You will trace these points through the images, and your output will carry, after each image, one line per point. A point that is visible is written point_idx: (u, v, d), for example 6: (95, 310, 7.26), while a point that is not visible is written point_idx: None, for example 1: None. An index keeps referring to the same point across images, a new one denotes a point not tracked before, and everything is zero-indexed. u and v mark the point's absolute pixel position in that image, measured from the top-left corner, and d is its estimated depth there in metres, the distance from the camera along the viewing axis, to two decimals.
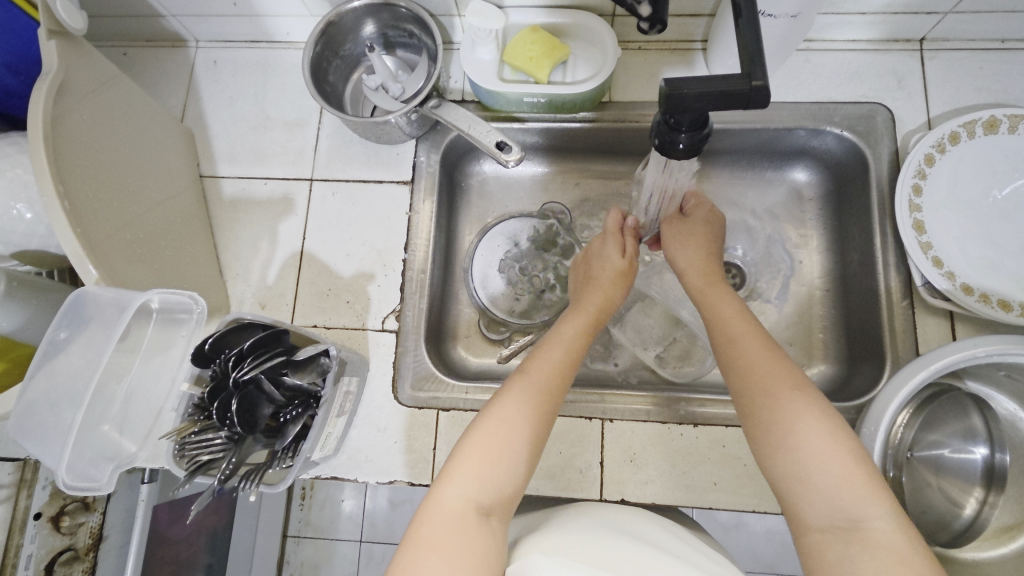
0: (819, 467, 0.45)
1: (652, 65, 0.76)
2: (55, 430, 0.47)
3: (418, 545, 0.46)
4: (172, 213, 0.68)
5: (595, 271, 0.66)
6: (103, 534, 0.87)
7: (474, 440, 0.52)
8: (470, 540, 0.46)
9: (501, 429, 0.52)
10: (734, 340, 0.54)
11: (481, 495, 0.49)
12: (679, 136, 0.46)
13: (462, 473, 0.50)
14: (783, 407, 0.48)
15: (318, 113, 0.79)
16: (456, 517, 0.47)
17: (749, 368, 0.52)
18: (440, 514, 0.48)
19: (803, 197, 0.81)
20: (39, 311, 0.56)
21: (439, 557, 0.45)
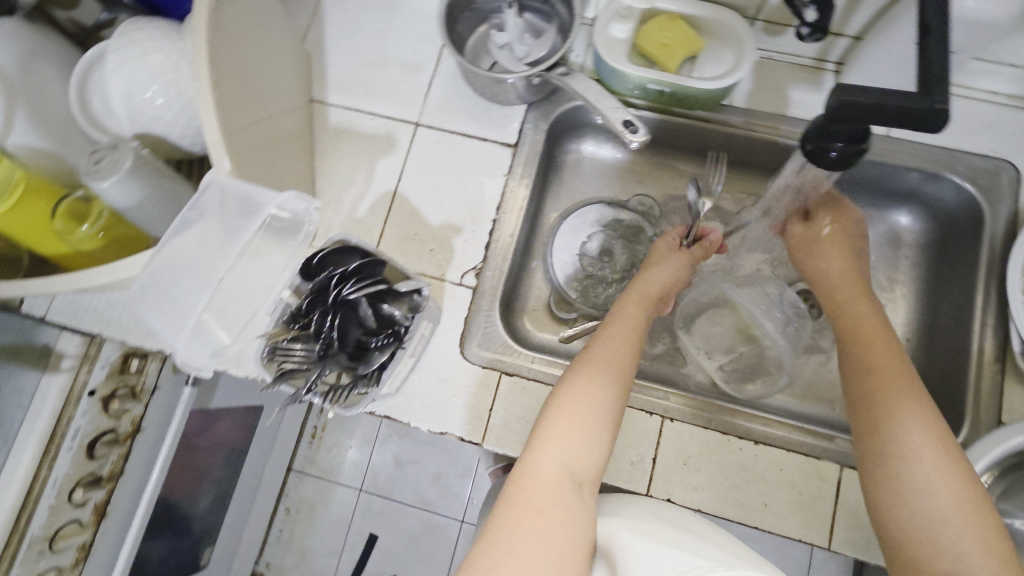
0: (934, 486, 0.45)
1: (779, 77, 0.74)
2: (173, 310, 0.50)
3: (523, 509, 0.45)
4: (284, 127, 0.69)
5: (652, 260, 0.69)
6: (142, 425, 0.90)
7: (557, 408, 0.51)
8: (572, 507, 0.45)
9: (581, 396, 0.52)
10: (872, 350, 0.55)
11: (576, 465, 0.48)
12: (834, 145, 0.45)
13: (555, 441, 0.49)
14: (908, 424, 0.49)
15: (436, 60, 0.79)
16: (553, 484, 0.47)
17: (887, 408, 0.51)
18: (542, 482, 0.47)
19: (901, 242, 0.79)
20: (155, 194, 0.57)
21: (545, 525, 0.44)
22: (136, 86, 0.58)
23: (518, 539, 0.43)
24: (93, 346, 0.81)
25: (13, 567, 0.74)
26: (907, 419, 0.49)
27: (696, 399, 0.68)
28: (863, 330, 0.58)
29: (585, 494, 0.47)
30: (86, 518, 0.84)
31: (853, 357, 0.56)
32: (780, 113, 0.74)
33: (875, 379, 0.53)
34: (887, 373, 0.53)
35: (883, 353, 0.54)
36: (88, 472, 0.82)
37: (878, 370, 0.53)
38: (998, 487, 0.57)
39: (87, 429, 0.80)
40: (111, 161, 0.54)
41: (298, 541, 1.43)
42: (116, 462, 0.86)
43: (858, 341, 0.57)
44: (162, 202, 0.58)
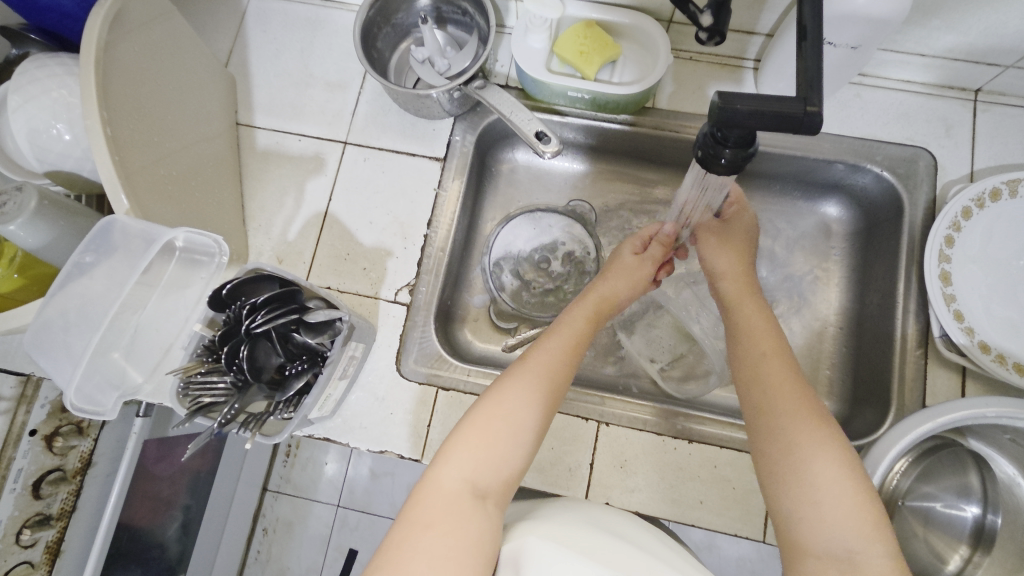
0: (824, 483, 0.45)
1: (701, 77, 0.75)
2: (69, 351, 0.48)
3: (413, 522, 0.45)
4: (205, 155, 0.68)
5: (608, 267, 0.67)
6: (93, 460, 0.89)
7: (470, 421, 0.51)
8: (465, 520, 0.45)
9: (502, 415, 0.51)
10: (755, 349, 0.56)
11: (479, 476, 0.48)
12: (723, 151, 0.45)
13: (459, 454, 0.49)
14: (783, 420, 0.49)
15: (361, 77, 0.79)
16: (454, 498, 0.47)
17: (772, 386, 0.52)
18: (439, 496, 0.47)
19: (831, 232, 0.80)
20: (65, 233, 0.57)
21: (436, 537, 0.44)
22: (40, 125, 0.57)
23: (406, 552, 0.43)
24: (31, 385, 0.79)
25: None
26: (792, 420, 0.49)
27: (633, 401, 0.68)
28: (748, 329, 0.58)
29: (489, 505, 0.47)
30: (38, 558, 0.83)
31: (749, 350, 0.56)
32: (703, 112, 0.74)
33: (764, 385, 0.52)
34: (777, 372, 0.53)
35: (773, 363, 0.54)
36: (35, 512, 0.81)
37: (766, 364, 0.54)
38: (917, 468, 0.58)
39: (30, 469, 0.79)
40: (14, 204, 0.53)
41: (275, 562, 1.43)
42: (65, 499, 0.85)
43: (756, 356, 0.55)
44: (75, 240, 0.58)
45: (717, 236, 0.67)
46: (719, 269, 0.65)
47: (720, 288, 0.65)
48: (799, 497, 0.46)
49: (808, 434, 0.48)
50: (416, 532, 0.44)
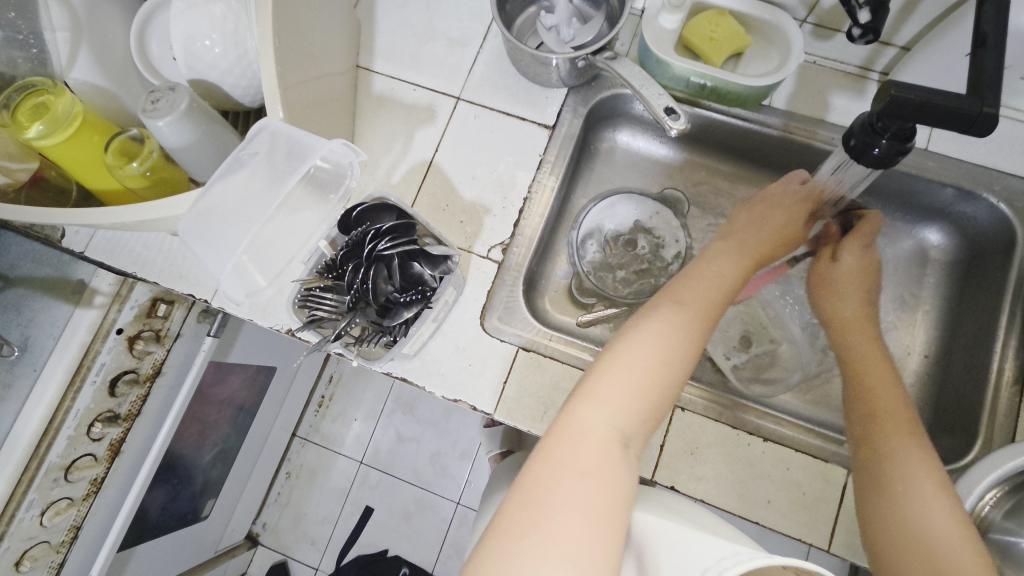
0: (940, 524, 0.45)
1: (822, 82, 0.74)
2: (217, 244, 0.51)
3: (555, 461, 0.42)
4: (330, 88, 0.71)
5: (764, 201, 0.67)
6: (163, 370, 0.92)
7: (615, 369, 0.48)
8: (613, 466, 0.42)
9: (641, 364, 0.48)
10: (874, 395, 0.57)
11: (625, 426, 0.45)
12: (879, 141, 0.46)
13: (607, 400, 0.46)
14: (909, 464, 0.50)
15: (482, 38, 0.80)
16: (601, 442, 0.44)
17: (885, 434, 0.53)
18: (584, 439, 0.44)
19: (928, 259, 0.79)
20: (204, 138, 0.59)
21: (584, 478, 0.41)
22: (196, 34, 0.60)
23: (552, 492, 0.40)
24: (126, 287, 0.82)
25: (29, 491, 0.77)
26: (907, 474, 0.50)
27: (710, 391, 0.68)
28: (867, 371, 0.59)
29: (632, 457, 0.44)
30: (102, 453, 0.86)
31: (870, 390, 0.57)
32: (821, 117, 0.73)
33: (880, 440, 0.53)
34: (903, 420, 0.54)
35: (891, 408, 0.55)
36: (107, 408, 0.84)
37: (889, 409, 0.55)
38: (1009, 503, 0.56)
39: (111, 366, 0.82)
40: (167, 102, 0.56)
41: (295, 506, 1.46)
42: (133, 402, 0.89)
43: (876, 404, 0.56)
44: (210, 146, 0.60)
45: (829, 284, 0.68)
46: (836, 312, 0.66)
47: (840, 329, 0.65)
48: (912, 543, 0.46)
49: (920, 488, 0.48)
50: (563, 470, 0.41)
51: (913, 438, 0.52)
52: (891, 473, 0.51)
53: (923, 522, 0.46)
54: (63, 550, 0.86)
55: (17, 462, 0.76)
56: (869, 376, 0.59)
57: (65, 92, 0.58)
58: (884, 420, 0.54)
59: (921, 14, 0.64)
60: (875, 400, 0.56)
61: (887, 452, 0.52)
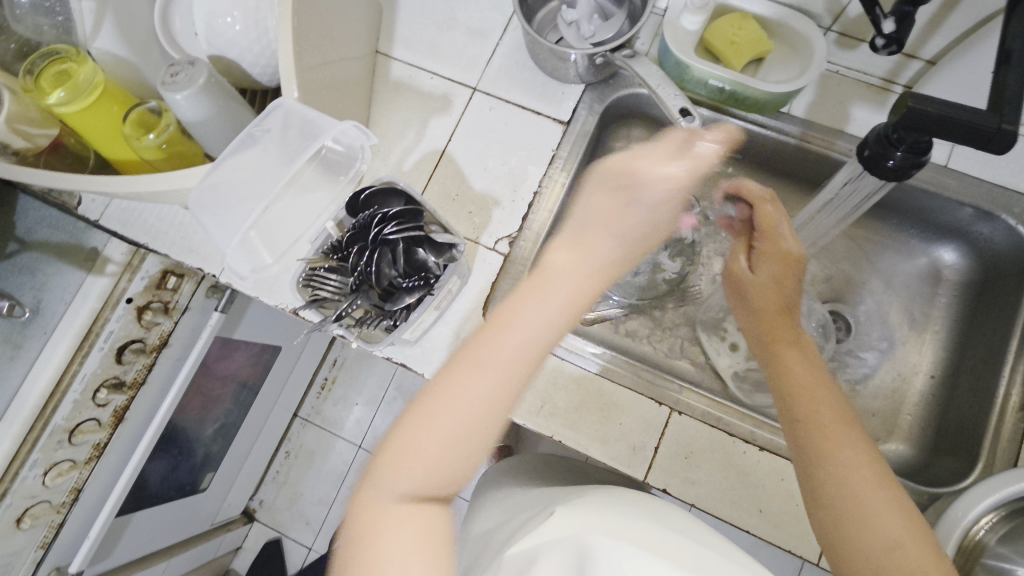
0: (885, 525, 0.44)
1: (843, 93, 0.73)
2: (227, 221, 0.52)
3: (368, 509, 0.41)
4: (347, 71, 0.71)
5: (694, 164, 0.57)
6: (169, 341, 0.94)
7: (433, 396, 0.44)
8: (428, 513, 0.41)
9: (468, 389, 0.44)
10: (808, 399, 0.53)
11: (450, 459, 0.43)
12: (893, 153, 0.46)
13: (421, 435, 0.43)
14: (844, 469, 0.48)
15: (502, 30, 0.80)
16: (410, 485, 0.42)
17: (822, 448, 0.50)
18: (394, 483, 0.42)
19: (941, 278, 0.77)
20: (220, 114, 0.60)
21: (393, 532, 0.40)
22: (218, 10, 0.61)
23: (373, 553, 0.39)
24: (137, 257, 0.83)
25: (33, 451, 0.79)
26: (854, 481, 0.47)
27: (708, 397, 0.67)
28: (791, 371, 0.56)
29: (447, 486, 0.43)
30: (105, 419, 0.88)
31: (795, 397, 0.54)
32: (839, 128, 0.73)
33: (815, 454, 0.50)
34: (824, 412, 0.52)
35: (824, 415, 0.51)
36: (112, 375, 0.85)
37: (808, 404, 0.53)
38: (1004, 527, 0.55)
39: (119, 334, 0.83)
40: (186, 75, 0.57)
41: (292, 485, 1.48)
42: (139, 371, 0.90)
43: (811, 405, 0.52)
44: (226, 122, 0.61)
45: (737, 289, 0.66)
46: (743, 326, 0.65)
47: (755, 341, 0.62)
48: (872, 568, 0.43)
49: (881, 506, 0.45)
50: (382, 517, 0.40)
51: (836, 429, 0.50)
52: (817, 474, 0.49)
53: (869, 524, 0.45)
54: (63, 510, 0.88)
55: (23, 422, 0.78)
56: (796, 381, 0.55)
57: (87, 61, 0.59)
58: (804, 414, 0.52)
59: (949, 28, 0.63)
60: (808, 406, 0.52)
61: (814, 453, 0.50)
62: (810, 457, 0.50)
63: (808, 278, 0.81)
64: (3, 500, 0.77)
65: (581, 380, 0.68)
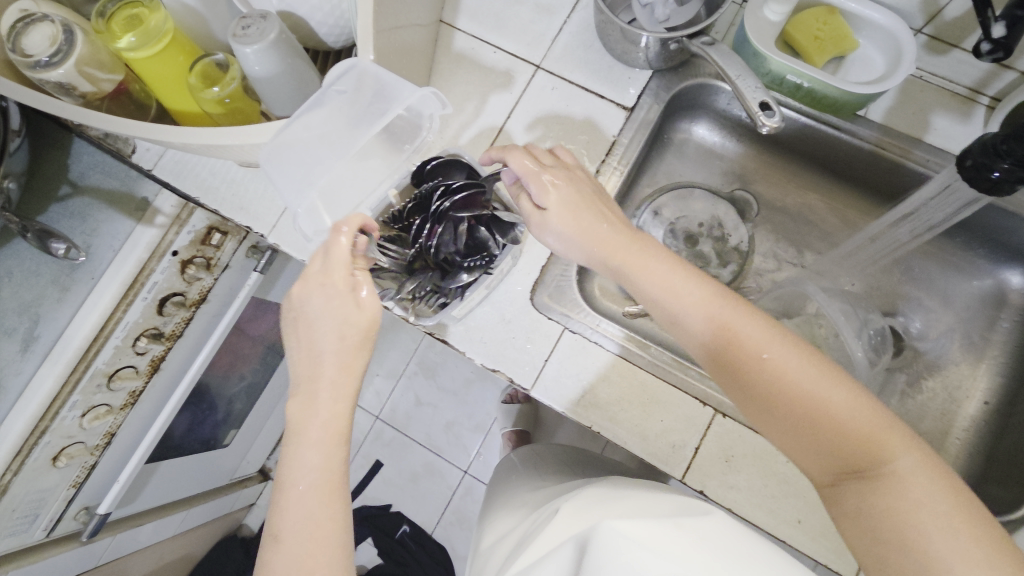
0: (836, 413, 0.45)
1: (925, 100, 0.70)
2: (295, 181, 0.51)
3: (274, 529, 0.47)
4: (413, 36, 0.69)
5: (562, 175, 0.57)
6: (208, 297, 0.95)
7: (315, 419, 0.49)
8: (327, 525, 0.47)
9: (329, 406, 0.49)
10: (760, 348, 0.49)
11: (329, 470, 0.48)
12: (999, 165, 0.44)
13: (308, 452, 0.48)
14: (830, 409, 0.45)
15: (571, 7, 0.77)
16: (316, 493, 0.47)
17: (794, 396, 0.47)
18: (298, 501, 0.47)
19: (1004, 302, 0.74)
20: (288, 71, 0.59)
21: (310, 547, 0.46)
22: None
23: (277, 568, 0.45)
24: (186, 211, 0.83)
25: (73, 392, 0.80)
26: (846, 423, 0.45)
27: None
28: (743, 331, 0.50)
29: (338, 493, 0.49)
30: (142, 367, 0.89)
31: (750, 350, 0.49)
32: (918, 136, 0.69)
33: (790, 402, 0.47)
34: (735, 316, 0.51)
35: (794, 362, 0.48)
36: (152, 326, 0.86)
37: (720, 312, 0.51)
38: None
39: (162, 285, 0.84)
40: (258, 29, 0.56)
41: None
42: (178, 323, 0.91)
43: (765, 356, 0.49)
44: (292, 80, 0.60)
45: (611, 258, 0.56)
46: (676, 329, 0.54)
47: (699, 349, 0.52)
48: (893, 519, 0.41)
49: (885, 442, 0.43)
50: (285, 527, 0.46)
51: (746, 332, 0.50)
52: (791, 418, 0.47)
53: (821, 414, 0.46)
54: (96, 453, 0.90)
55: (66, 363, 0.79)
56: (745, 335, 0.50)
57: (159, 8, 0.58)
58: (713, 317, 0.51)
59: None
60: (760, 353, 0.49)
61: (746, 366, 0.49)
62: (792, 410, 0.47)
63: (862, 290, 0.78)
64: (43, 437, 0.79)
65: (625, 372, 0.67)
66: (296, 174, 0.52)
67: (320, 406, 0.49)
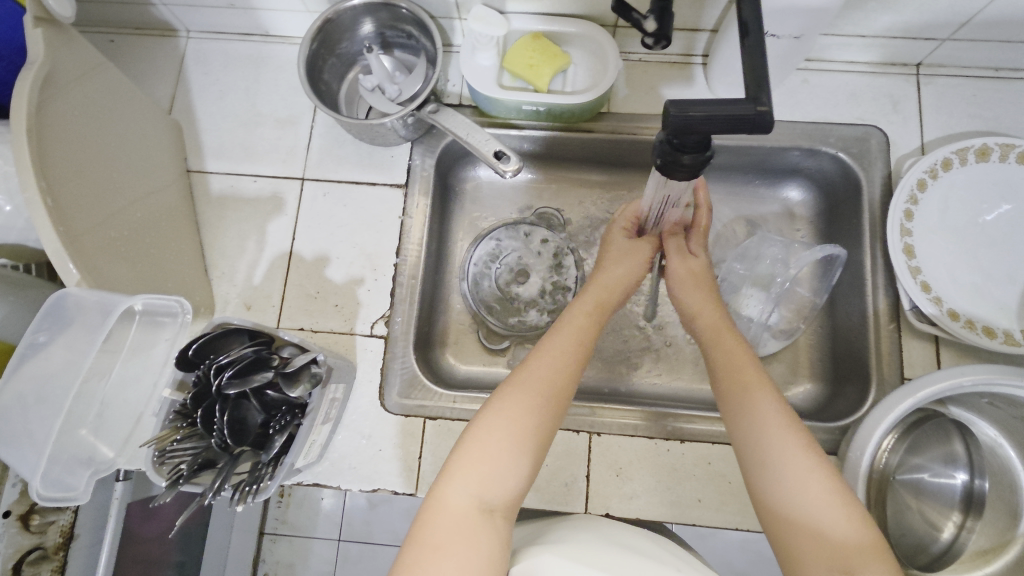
0: (801, 485, 0.45)
1: (651, 79, 0.76)
2: (31, 437, 0.47)
3: (427, 533, 0.42)
4: (156, 207, 0.66)
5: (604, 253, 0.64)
6: (75, 532, 0.79)
7: (505, 405, 0.48)
8: (473, 537, 0.42)
9: (519, 401, 0.48)
10: (745, 389, 0.51)
11: (487, 491, 0.45)
12: (682, 157, 0.46)
13: (465, 471, 0.45)
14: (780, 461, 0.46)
15: (311, 110, 0.77)
16: (461, 516, 0.43)
17: (764, 431, 0.48)
18: (446, 516, 0.43)
19: (795, 215, 0.81)
20: (17, 309, 0.54)
21: (448, 557, 0.41)
22: None
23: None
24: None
25: None
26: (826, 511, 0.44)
27: (619, 406, 0.67)
28: (749, 380, 0.51)
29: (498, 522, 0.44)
30: None
31: (742, 379, 0.52)
32: (656, 112, 0.75)
33: (758, 439, 0.48)
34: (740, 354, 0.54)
35: (765, 405, 0.49)
36: None
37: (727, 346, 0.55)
38: (907, 443, 0.60)
39: (8, 552, 0.71)
40: None
41: None
42: None
43: (749, 399, 0.50)
44: (29, 315, 0.55)
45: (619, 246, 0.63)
46: (692, 308, 0.59)
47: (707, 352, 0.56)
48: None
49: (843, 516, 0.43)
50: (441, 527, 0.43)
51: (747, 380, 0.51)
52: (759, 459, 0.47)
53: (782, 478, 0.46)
54: None
55: None
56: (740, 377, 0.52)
57: None
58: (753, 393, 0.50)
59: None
60: (747, 398, 0.50)
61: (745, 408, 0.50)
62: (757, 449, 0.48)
63: None
64: None
65: None
66: (34, 428, 0.47)
67: (486, 457, 0.46)
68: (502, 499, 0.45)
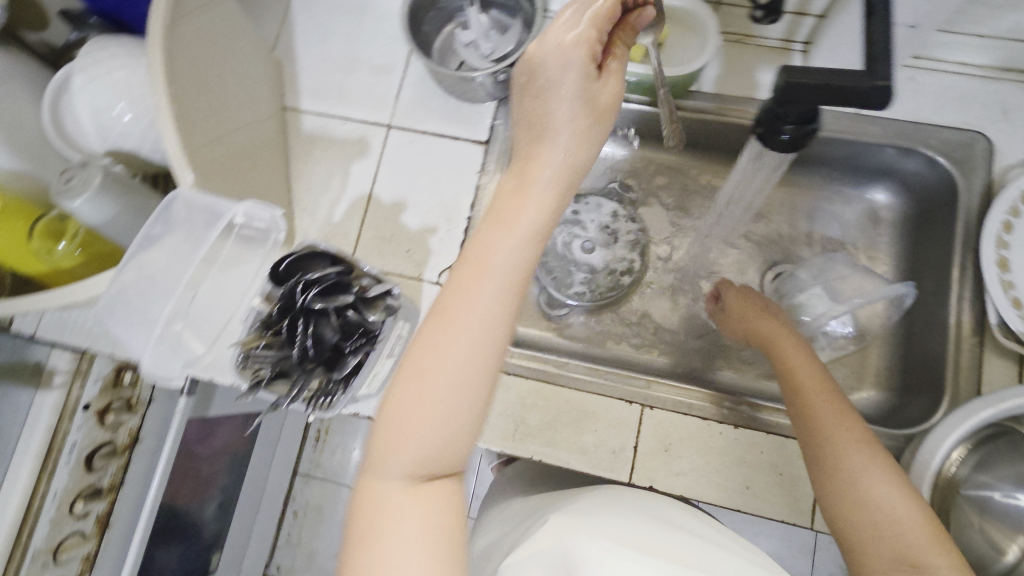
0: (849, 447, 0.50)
1: (747, 61, 0.74)
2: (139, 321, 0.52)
3: (366, 530, 0.35)
4: (255, 135, 0.69)
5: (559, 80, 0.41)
6: (139, 436, 0.82)
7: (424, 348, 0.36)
8: (425, 513, 0.35)
9: (441, 339, 0.36)
10: (798, 381, 0.57)
11: (428, 463, 0.35)
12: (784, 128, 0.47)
13: (395, 445, 0.35)
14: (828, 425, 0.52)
15: (406, 61, 0.79)
16: (395, 496, 0.35)
17: (813, 409, 0.54)
18: (384, 500, 0.35)
19: (879, 218, 0.79)
20: (128, 209, 0.59)
21: (397, 540, 0.34)
22: (105, 104, 0.60)
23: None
24: (85, 361, 0.75)
25: None
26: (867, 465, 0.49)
27: (674, 386, 0.68)
28: (801, 372, 0.58)
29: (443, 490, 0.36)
30: (90, 529, 0.75)
31: (796, 371, 0.58)
32: (748, 95, 0.74)
33: (809, 417, 0.54)
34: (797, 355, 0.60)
35: (815, 388, 0.56)
36: (87, 485, 0.74)
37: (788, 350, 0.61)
38: (975, 457, 0.58)
39: (83, 442, 0.73)
40: (80, 180, 0.55)
41: (307, 545, 1.21)
42: (115, 472, 0.78)
43: (800, 388, 0.57)
44: (136, 217, 0.60)
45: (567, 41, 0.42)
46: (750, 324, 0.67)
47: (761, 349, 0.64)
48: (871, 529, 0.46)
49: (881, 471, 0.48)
50: (382, 516, 0.35)
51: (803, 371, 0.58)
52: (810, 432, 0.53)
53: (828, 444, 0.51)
54: None
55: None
56: (794, 372, 0.59)
57: None
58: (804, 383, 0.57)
59: None
60: (799, 387, 0.57)
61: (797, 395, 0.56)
62: (808, 423, 0.54)
63: (754, 244, 0.81)
64: None
65: (549, 395, 0.68)
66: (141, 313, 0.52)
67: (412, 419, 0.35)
68: (455, 464, 0.36)
